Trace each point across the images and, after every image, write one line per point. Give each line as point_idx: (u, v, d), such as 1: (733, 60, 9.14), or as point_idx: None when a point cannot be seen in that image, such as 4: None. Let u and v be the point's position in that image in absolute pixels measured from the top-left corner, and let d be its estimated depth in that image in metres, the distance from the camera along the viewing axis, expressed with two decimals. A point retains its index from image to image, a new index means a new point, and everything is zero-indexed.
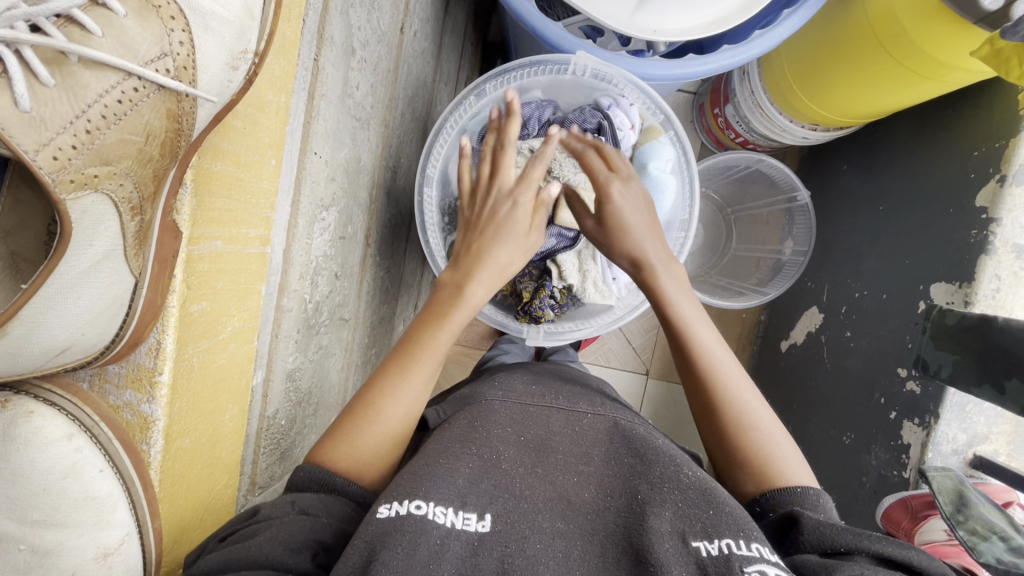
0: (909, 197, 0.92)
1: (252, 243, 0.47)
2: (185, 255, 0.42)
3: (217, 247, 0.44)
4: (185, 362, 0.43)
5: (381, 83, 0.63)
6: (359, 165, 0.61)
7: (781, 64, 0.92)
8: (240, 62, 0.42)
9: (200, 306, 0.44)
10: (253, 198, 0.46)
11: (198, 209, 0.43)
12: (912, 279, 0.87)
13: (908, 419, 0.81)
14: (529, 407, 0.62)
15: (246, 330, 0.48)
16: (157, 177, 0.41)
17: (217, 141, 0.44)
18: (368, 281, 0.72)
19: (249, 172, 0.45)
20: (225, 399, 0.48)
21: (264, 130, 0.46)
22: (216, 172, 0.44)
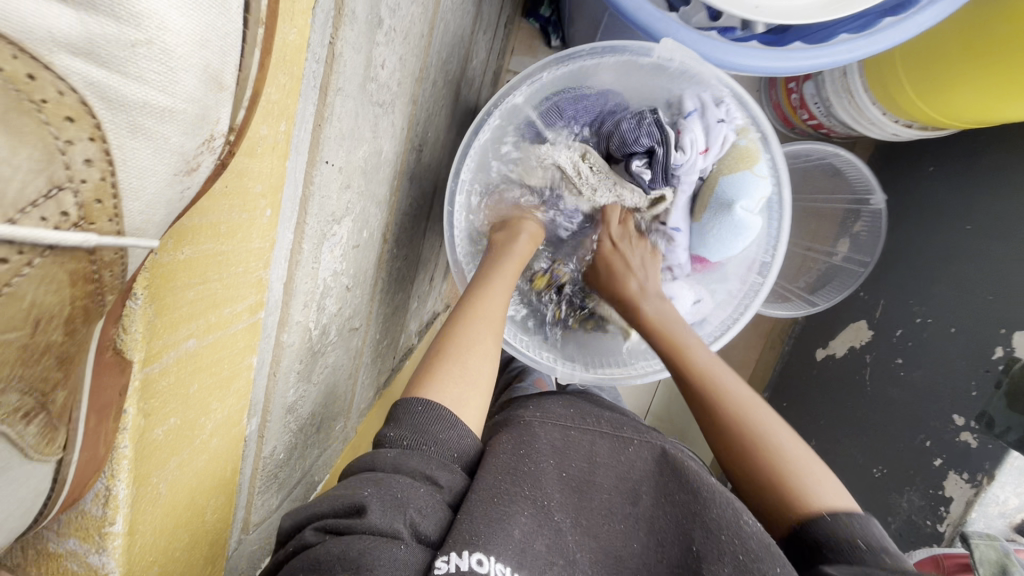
0: (1009, 222, 0.79)
1: (236, 319, 0.35)
2: (139, 381, 0.30)
3: (189, 348, 0.32)
4: (147, 494, 0.33)
5: (411, 54, 0.51)
6: (379, 158, 0.50)
7: (903, 57, 0.75)
8: (199, 159, 0.26)
9: (166, 426, 0.33)
10: (240, 267, 0.33)
11: (156, 315, 0.29)
12: (993, 319, 0.77)
13: (955, 471, 0.75)
14: (573, 434, 0.56)
15: (230, 416, 0.39)
16: (66, 359, 0.25)
17: (183, 220, 0.28)
18: (383, 278, 0.64)
19: (231, 243, 0.31)
20: (204, 499, 0.39)
21: (254, 179, 0.31)
22: (182, 262, 0.29)
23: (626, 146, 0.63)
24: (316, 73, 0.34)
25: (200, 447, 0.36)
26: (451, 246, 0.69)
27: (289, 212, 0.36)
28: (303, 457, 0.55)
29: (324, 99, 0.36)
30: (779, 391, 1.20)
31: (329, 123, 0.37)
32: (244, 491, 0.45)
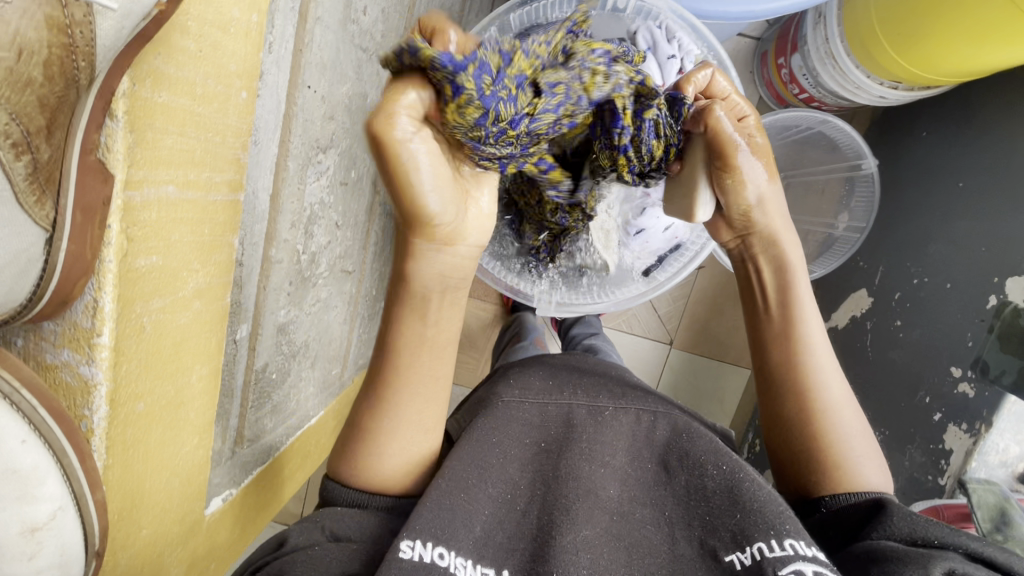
0: (999, 176, 0.79)
1: (217, 190, 0.36)
2: (120, 202, 0.29)
3: (169, 193, 0.32)
4: (131, 325, 0.32)
5: (395, 10, 0.55)
6: (365, 103, 0.54)
7: (868, 13, 0.78)
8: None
9: (149, 261, 0.32)
10: (217, 135, 0.34)
11: (134, 143, 0.29)
12: (986, 270, 0.76)
13: (954, 423, 0.74)
14: (552, 406, 0.55)
15: (211, 287, 0.39)
16: (48, 106, 0.30)
17: (159, 62, 0.29)
18: (376, 230, 0.68)
19: (207, 104, 0.32)
20: (190, 363, 0.39)
21: (228, 55, 0.33)
22: (159, 103, 0.30)
23: None
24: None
25: (182, 302, 0.36)
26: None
27: (273, 125, 0.41)
28: (298, 390, 0.58)
29: (303, 25, 0.40)
30: None
31: (309, 49, 0.42)
32: (236, 400, 0.48)
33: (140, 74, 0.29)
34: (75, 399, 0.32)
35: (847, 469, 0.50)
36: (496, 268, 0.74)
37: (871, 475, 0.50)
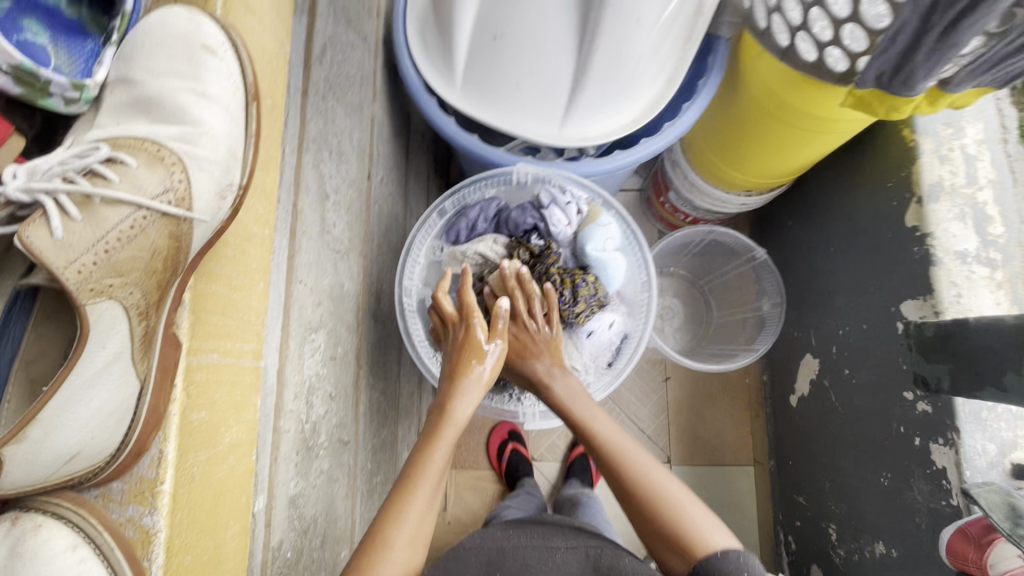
0: (850, 233, 0.98)
1: (246, 356, 0.44)
2: (184, 364, 0.39)
3: (214, 359, 0.42)
4: (185, 473, 0.38)
5: (356, 222, 0.72)
6: (343, 291, 0.66)
7: (701, 149, 1.04)
8: (226, 192, 0.46)
9: (200, 415, 0.40)
10: (247, 315, 0.45)
11: (195, 323, 0.41)
12: (883, 304, 0.90)
13: (933, 442, 0.79)
14: (508, 546, 0.60)
15: (245, 444, 0.44)
16: (163, 285, 0.43)
17: (213, 266, 0.45)
18: (364, 402, 0.74)
19: (240, 293, 0.45)
20: (225, 517, 0.41)
21: (252, 258, 0.47)
22: (210, 292, 0.43)
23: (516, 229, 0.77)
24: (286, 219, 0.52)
25: (222, 455, 0.41)
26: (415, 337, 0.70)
27: (276, 312, 0.50)
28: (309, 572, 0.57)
29: (292, 237, 0.53)
30: (784, 451, 1.22)
31: (300, 253, 0.54)
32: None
33: (197, 275, 0.44)
34: (137, 552, 0.37)
35: (690, 533, 0.57)
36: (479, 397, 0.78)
37: (715, 535, 0.57)
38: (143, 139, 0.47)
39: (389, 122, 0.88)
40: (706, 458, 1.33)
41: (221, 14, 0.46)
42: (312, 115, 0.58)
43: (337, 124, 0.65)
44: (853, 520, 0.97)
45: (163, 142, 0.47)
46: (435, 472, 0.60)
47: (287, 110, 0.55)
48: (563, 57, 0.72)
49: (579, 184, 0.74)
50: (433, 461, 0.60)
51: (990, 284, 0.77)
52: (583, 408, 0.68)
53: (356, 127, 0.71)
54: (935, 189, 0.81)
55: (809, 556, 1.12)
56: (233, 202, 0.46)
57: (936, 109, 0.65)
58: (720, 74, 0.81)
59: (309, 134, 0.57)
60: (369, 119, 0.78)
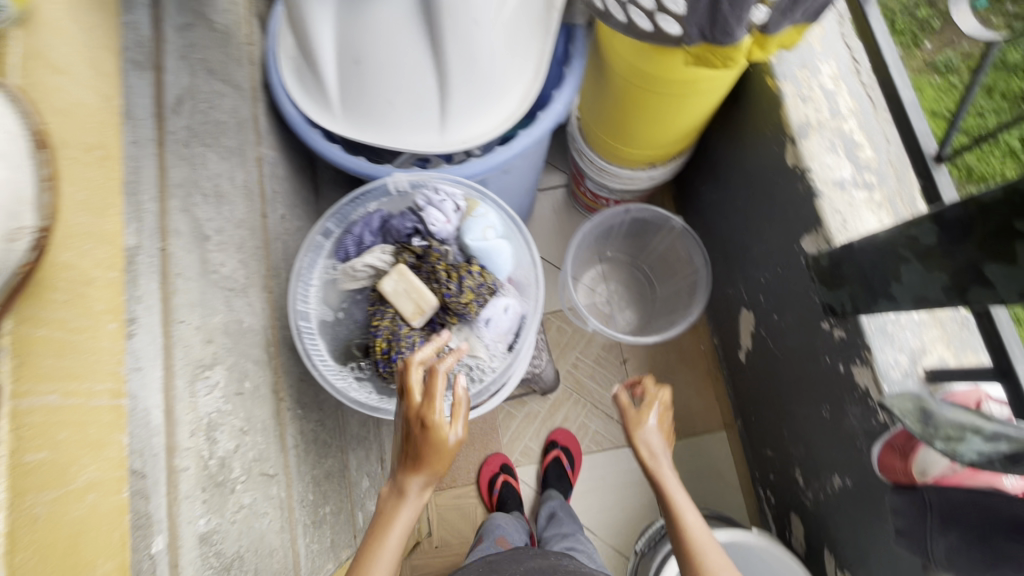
0: (749, 186, 1.02)
1: (98, 395, 0.41)
2: (7, 409, 0.34)
3: (52, 401, 0.37)
4: (24, 514, 0.34)
5: (252, 259, 0.73)
6: (243, 327, 0.67)
7: (595, 133, 1.08)
8: (18, 234, 0.36)
9: (36, 456, 0.35)
10: (92, 353, 0.41)
11: (17, 367, 0.36)
12: (787, 244, 0.93)
13: (853, 365, 0.81)
14: None
15: (111, 480, 0.41)
16: None
17: (37, 308, 0.38)
18: (293, 434, 0.74)
19: (80, 332, 0.40)
20: (90, 554, 0.38)
21: (94, 299, 0.43)
22: (36, 336, 0.37)
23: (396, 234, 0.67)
24: (153, 263, 0.53)
25: (77, 494, 0.38)
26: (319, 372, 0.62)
27: (153, 353, 0.51)
28: None
29: (164, 279, 0.55)
30: (747, 408, 1.24)
31: (175, 294, 0.56)
32: None
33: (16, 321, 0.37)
34: None
35: None
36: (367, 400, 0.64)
37: None
38: None
39: (285, 161, 0.90)
40: (676, 431, 1.34)
41: (19, 82, 0.41)
42: (173, 161, 0.59)
43: (210, 168, 0.67)
44: (812, 460, 0.98)
45: None
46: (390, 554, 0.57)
47: (140, 160, 0.54)
48: (426, 70, 0.76)
49: (454, 183, 0.69)
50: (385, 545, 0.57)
51: (870, 205, 0.81)
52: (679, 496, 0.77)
53: (236, 169, 0.74)
54: (804, 127, 0.86)
55: (787, 507, 1.12)
56: (33, 252, 0.37)
57: (767, 53, 0.71)
58: (582, 58, 0.85)
59: (172, 180, 0.59)
60: (256, 160, 0.80)
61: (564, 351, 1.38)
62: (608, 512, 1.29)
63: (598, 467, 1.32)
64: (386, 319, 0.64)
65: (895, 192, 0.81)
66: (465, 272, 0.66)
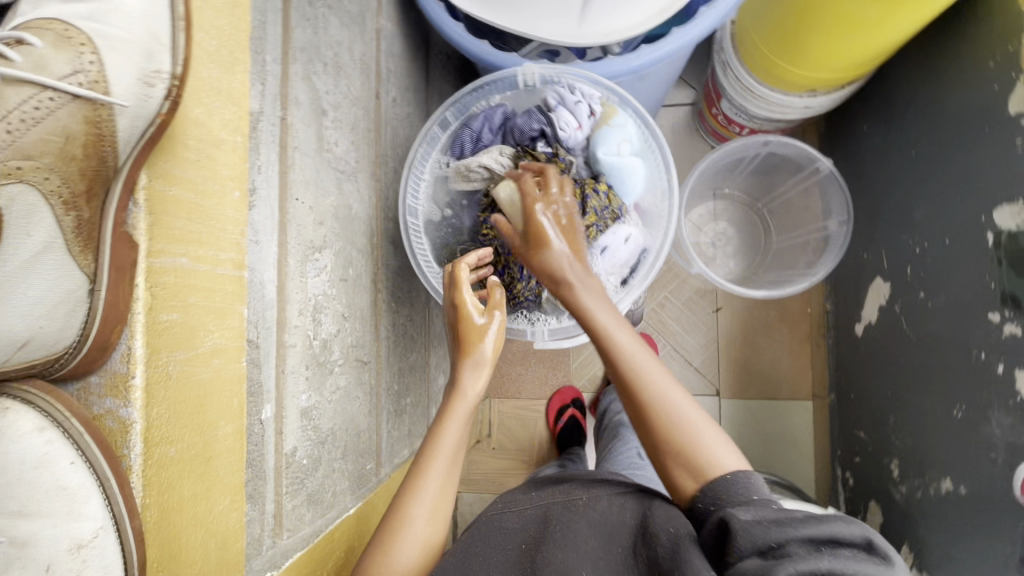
0: (934, 133, 0.84)
1: (223, 265, 0.44)
2: (145, 266, 0.39)
3: (183, 264, 0.41)
4: (160, 369, 0.39)
5: (363, 142, 0.70)
6: (351, 213, 0.65)
7: (755, 46, 0.90)
8: (153, 81, 0.41)
9: (170, 316, 0.40)
10: (219, 224, 0.44)
11: (153, 225, 0.40)
12: (971, 212, 0.77)
13: (1020, 369, 0.69)
14: (530, 511, 0.59)
15: (231, 349, 0.45)
16: (88, 175, 0.41)
17: (169, 168, 0.42)
18: (385, 326, 0.75)
19: (209, 200, 0.43)
20: (214, 414, 0.43)
21: (222, 164, 0.45)
22: (173, 196, 0.42)
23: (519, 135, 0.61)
24: (273, 132, 0.51)
25: (203, 357, 0.42)
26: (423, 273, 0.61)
27: (270, 228, 0.50)
28: (330, 479, 0.60)
29: (286, 152, 0.52)
30: (847, 384, 1.13)
31: (293, 170, 0.53)
32: (270, 483, 0.51)
33: (155, 176, 0.42)
34: (115, 441, 0.38)
35: (696, 446, 0.51)
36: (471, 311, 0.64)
37: (718, 449, 0.51)
38: (54, 20, 0.42)
39: (401, 38, 0.83)
40: (757, 391, 1.26)
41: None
42: (298, 21, 0.54)
43: (332, 34, 0.61)
44: (919, 456, 0.89)
45: (71, 21, 0.41)
46: (448, 449, 0.58)
47: (267, 16, 0.50)
48: None
49: (594, 82, 0.60)
50: (443, 443, 0.58)
51: None
52: (670, 402, 0.53)
53: (357, 39, 0.67)
54: None
55: (866, 493, 1.05)
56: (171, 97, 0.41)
57: None
58: None
59: (295, 43, 0.54)
60: (374, 32, 0.73)
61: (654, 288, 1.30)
62: None
63: None
64: (497, 230, 0.61)
65: None
66: (590, 192, 0.59)
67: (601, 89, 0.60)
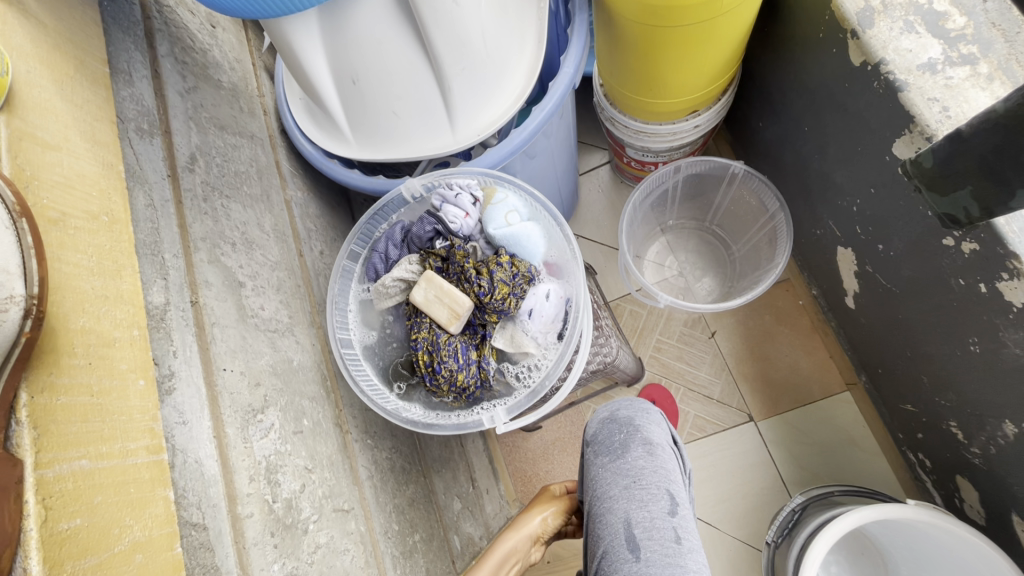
0: (813, 105, 0.88)
1: (134, 454, 0.41)
2: (36, 480, 0.35)
3: (83, 466, 0.38)
4: None
5: (293, 298, 0.73)
6: (293, 365, 0.67)
7: (625, 95, 0.99)
8: (7, 305, 0.35)
9: (72, 522, 0.36)
10: (122, 415, 0.41)
11: (41, 433, 0.36)
12: (876, 158, 0.78)
13: (998, 281, 0.66)
14: None
15: (160, 537, 0.40)
16: None
17: (54, 377, 0.38)
18: (365, 465, 0.72)
19: (105, 394, 0.41)
20: None
21: (120, 358, 0.43)
22: (64, 403, 0.38)
23: (418, 241, 0.65)
24: (185, 317, 0.54)
25: (125, 556, 0.37)
26: (368, 397, 0.59)
27: (199, 405, 0.51)
28: None
29: (205, 330, 0.55)
30: (869, 360, 1.06)
31: (214, 343, 0.55)
32: None
33: (38, 388, 0.37)
34: None
35: None
36: (428, 420, 0.61)
37: None
38: None
39: (314, 199, 0.91)
40: (791, 401, 1.17)
41: (8, 176, 0.40)
42: (194, 217, 0.60)
43: (235, 217, 0.68)
44: (970, 407, 0.81)
45: None
46: None
47: (159, 220, 0.56)
48: (422, 72, 0.72)
49: (469, 174, 0.66)
50: None
51: (976, 81, 0.66)
52: None
53: (263, 213, 0.74)
54: (865, 16, 0.71)
55: (948, 469, 0.94)
56: (27, 324, 0.36)
57: None
58: (585, 10, 0.79)
59: (194, 235, 0.59)
60: (283, 203, 0.80)
61: (642, 335, 1.26)
62: (728, 502, 1.14)
63: (705, 455, 1.18)
64: (423, 329, 0.61)
65: (1008, 55, 0.65)
66: (494, 266, 0.61)
67: (477, 179, 0.66)
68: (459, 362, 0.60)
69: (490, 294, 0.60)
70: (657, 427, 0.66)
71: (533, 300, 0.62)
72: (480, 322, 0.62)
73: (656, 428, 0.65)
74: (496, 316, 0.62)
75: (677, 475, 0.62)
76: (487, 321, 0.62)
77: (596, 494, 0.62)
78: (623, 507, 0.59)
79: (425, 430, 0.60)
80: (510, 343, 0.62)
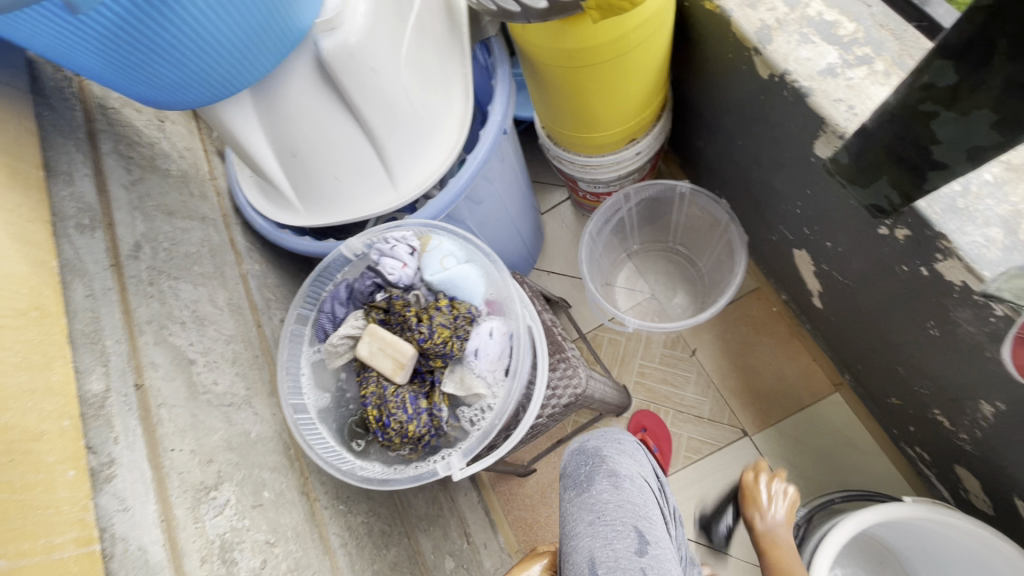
0: (739, 121, 0.91)
1: (60, 548, 0.43)
2: None
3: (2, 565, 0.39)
4: None
5: (251, 369, 0.73)
6: (252, 437, 0.66)
7: (565, 134, 1.03)
8: None
9: None
10: (48, 509, 0.42)
11: None
12: (803, 161, 0.80)
13: (934, 262, 0.66)
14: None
15: None
16: None
17: None
18: (337, 533, 0.70)
19: (31, 489, 0.42)
20: None
21: (47, 451, 0.44)
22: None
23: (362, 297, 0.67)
24: (128, 402, 0.54)
25: None
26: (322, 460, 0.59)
27: (142, 489, 0.51)
28: None
29: (149, 413, 0.55)
30: (847, 357, 1.05)
31: (160, 424, 0.56)
32: None
33: None
34: None
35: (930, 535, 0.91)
36: (388, 476, 0.60)
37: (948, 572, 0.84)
38: None
39: (273, 270, 0.92)
40: (783, 410, 1.15)
41: None
42: (139, 301, 0.62)
43: (184, 297, 0.69)
44: (947, 392, 0.80)
45: None
46: None
47: (99, 310, 0.58)
48: (356, 138, 0.76)
49: (403, 227, 0.69)
50: None
51: (875, 78, 0.69)
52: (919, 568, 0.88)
53: (218, 288, 0.76)
54: (763, 34, 0.76)
55: (946, 460, 0.91)
56: None
57: None
58: (504, 62, 0.84)
59: (139, 319, 0.61)
60: (238, 277, 0.82)
61: (625, 362, 1.25)
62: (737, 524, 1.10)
63: (705, 477, 1.14)
64: (371, 384, 0.61)
65: (900, 52, 0.69)
66: (433, 310, 0.63)
67: (413, 229, 0.68)
68: (409, 412, 0.60)
69: (432, 338, 0.61)
70: (628, 460, 0.61)
71: (479, 339, 0.62)
72: (427, 367, 0.63)
73: (626, 461, 0.61)
74: (442, 360, 0.63)
75: (647, 510, 0.56)
76: (433, 365, 0.63)
77: (564, 534, 0.58)
78: (588, 546, 0.54)
79: (385, 486, 0.59)
80: (459, 384, 0.62)
